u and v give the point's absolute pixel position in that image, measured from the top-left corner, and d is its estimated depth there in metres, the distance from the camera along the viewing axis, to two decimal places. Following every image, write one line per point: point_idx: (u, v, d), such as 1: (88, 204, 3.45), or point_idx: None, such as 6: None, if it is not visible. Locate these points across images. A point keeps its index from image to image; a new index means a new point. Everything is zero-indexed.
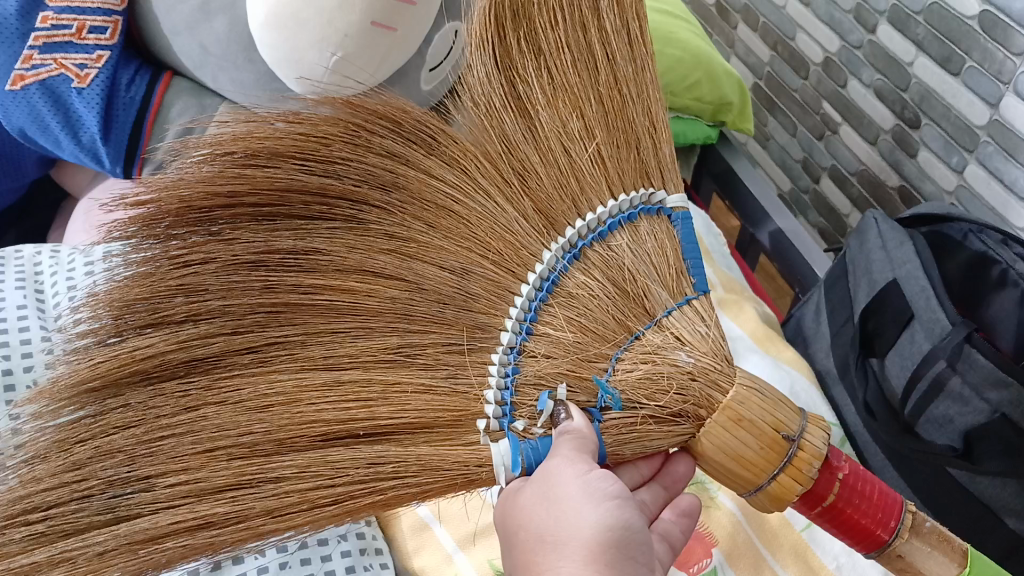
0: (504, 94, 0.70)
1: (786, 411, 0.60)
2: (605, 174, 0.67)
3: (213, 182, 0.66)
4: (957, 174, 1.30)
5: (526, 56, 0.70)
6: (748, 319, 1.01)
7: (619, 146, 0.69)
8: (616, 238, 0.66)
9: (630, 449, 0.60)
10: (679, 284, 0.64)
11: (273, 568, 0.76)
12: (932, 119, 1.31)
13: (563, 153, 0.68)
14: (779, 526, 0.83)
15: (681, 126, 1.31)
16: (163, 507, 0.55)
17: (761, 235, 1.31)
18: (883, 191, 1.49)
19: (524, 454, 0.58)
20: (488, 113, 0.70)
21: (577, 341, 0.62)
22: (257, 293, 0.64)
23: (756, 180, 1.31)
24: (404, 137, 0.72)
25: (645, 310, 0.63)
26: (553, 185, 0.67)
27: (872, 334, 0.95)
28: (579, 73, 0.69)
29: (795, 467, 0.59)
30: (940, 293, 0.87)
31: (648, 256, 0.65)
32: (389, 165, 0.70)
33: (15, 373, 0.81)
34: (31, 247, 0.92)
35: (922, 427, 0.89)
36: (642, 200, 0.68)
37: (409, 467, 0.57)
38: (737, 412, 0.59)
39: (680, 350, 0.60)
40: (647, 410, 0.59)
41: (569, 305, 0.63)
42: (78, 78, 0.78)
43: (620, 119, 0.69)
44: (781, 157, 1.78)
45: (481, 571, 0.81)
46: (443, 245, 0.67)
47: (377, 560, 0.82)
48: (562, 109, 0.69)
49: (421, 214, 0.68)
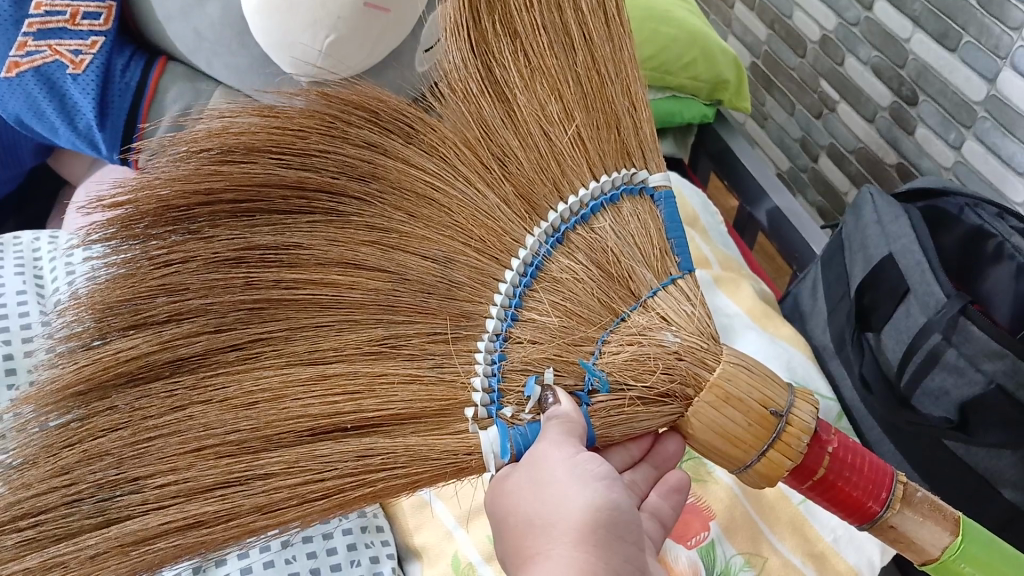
0: (480, 78, 0.70)
1: (775, 387, 0.60)
2: (586, 155, 0.68)
3: (190, 181, 0.67)
4: (954, 150, 1.30)
5: (503, 38, 0.70)
6: (744, 297, 1.00)
7: (599, 128, 0.69)
8: (599, 219, 0.66)
9: (619, 431, 0.61)
10: (662, 265, 0.65)
11: (274, 548, 0.78)
12: (929, 95, 1.31)
13: (543, 136, 0.68)
14: (776, 500, 0.85)
15: (678, 105, 1.30)
16: (151, 506, 0.55)
17: (756, 213, 1.30)
18: (881, 169, 1.49)
19: (512, 440, 0.58)
20: (467, 99, 0.70)
21: (561, 325, 0.62)
22: (239, 291, 0.64)
23: (752, 159, 1.32)
24: (381, 127, 0.72)
25: (631, 291, 0.63)
26: (533, 170, 0.68)
27: (868, 308, 0.95)
28: (558, 54, 0.69)
29: (785, 442, 0.59)
30: (935, 267, 0.87)
31: (632, 237, 0.65)
32: (367, 155, 0.70)
33: (17, 361, 0.81)
34: (28, 234, 0.93)
35: (917, 400, 0.89)
36: (625, 179, 0.68)
37: (398, 459, 0.58)
38: (725, 390, 0.59)
39: (666, 331, 0.61)
40: (634, 391, 0.60)
41: (554, 289, 0.64)
42: (72, 65, 0.78)
43: (600, 100, 0.69)
44: (779, 137, 1.78)
45: (478, 551, 0.81)
46: (425, 234, 0.67)
47: (378, 538, 0.83)
48: (544, 93, 0.69)
49: (403, 204, 0.69)
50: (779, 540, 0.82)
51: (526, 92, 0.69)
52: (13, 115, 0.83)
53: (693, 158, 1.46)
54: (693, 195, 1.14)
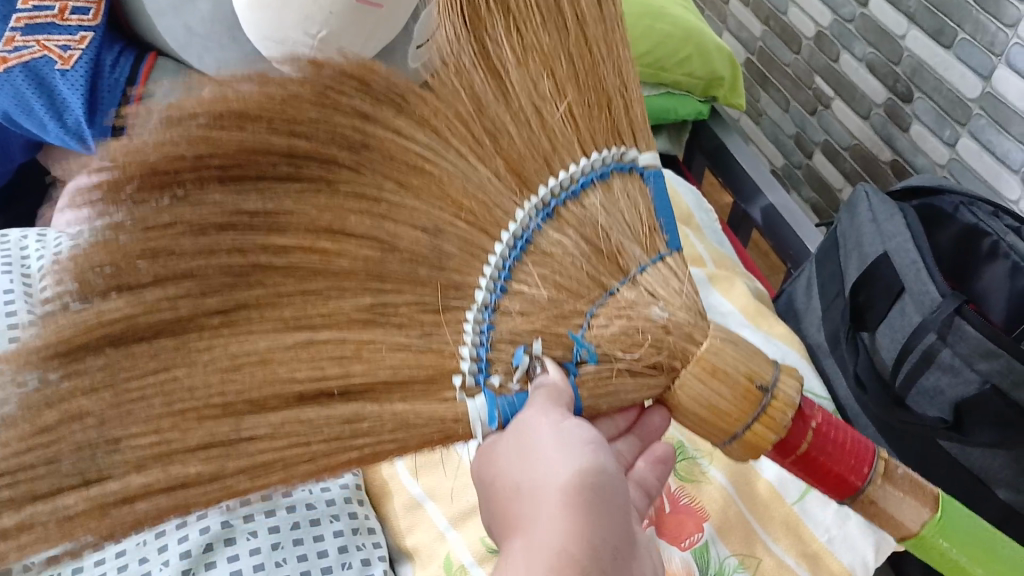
0: (472, 53, 0.60)
1: (760, 361, 0.55)
2: (577, 132, 0.59)
3: (180, 142, 0.52)
4: (949, 148, 1.29)
5: (496, 14, 0.60)
6: (738, 294, 0.99)
7: (592, 107, 0.60)
8: (590, 196, 0.58)
9: (606, 403, 0.55)
10: (651, 241, 0.58)
11: (265, 550, 0.75)
12: (924, 92, 1.31)
13: (534, 113, 0.59)
14: (769, 499, 0.84)
15: (673, 101, 1.29)
16: (133, 469, 0.48)
17: (751, 210, 1.30)
18: (876, 166, 1.48)
19: (501, 408, 0.53)
20: (458, 73, 0.60)
21: (552, 297, 0.55)
22: (224, 254, 0.53)
23: (747, 156, 1.31)
24: (373, 98, 0.58)
25: (619, 266, 0.56)
26: (528, 143, 0.58)
27: (863, 307, 0.94)
28: (550, 30, 0.60)
29: (771, 416, 0.54)
30: (930, 266, 0.87)
31: (623, 215, 0.57)
32: (359, 126, 0.57)
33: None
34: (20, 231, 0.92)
35: (912, 399, 0.89)
36: (615, 158, 0.60)
37: (385, 426, 0.51)
38: (712, 363, 0.53)
39: (653, 306, 0.54)
40: (623, 362, 0.54)
41: (544, 262, 0.56)
42: (60, 60, 0.79)
43: (592, 79, 0.61)
44: (773, 133, 1.77)
45: (471, 552, 0.80)
46: (415, 207, 0.57)
47: (371, 540, 0.82)
48: (540, 50, 0.61)
49: (390, 175, 0.57)
50: (771, 540, 0.81)
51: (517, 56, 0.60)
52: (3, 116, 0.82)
53: (687, 155, 1.45)
54: (687, 191, 1.13)
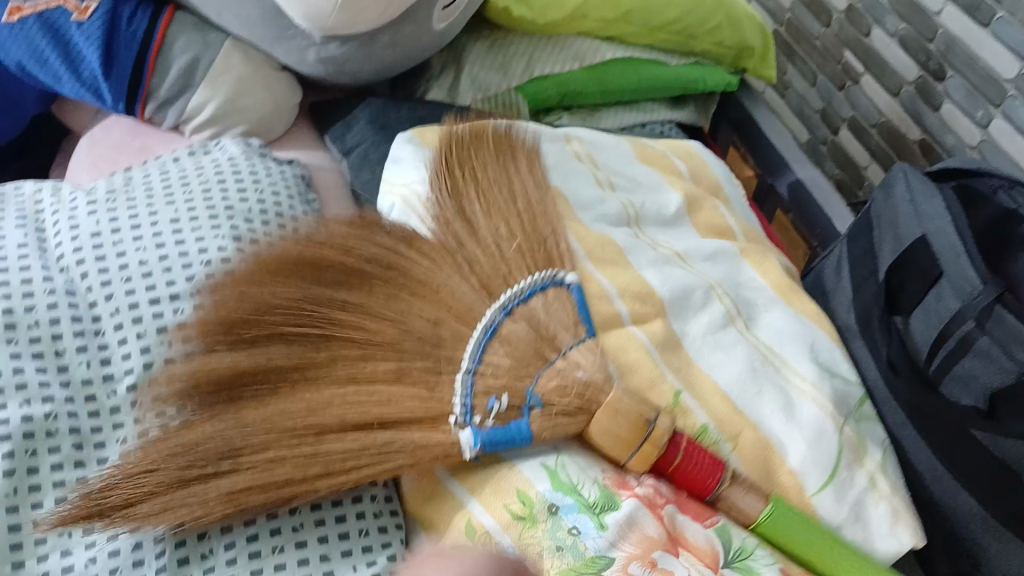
0: (451, 183, 0.88)
1: (644, 403, 0.71)
2: (526, 264, 0.82)
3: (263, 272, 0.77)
4: (981, 128, 1.36)
5: (476, 146, 0.93)
6: (770, 271, 0.96)
7: (536, 246, 0.84)
8: (532, 304, 0.80)
9: (547, 432, 0.71)
10: (574, 330, 0.78)
11: (289, 548, 0.67)
12: (957, 69, 1.38)
13: (497, 246, 0.84)
14: (792, 484, 0.77)
15: (702, 72, 1.26)
16: (241, 445, 0.67)
17: (779, 186, 1.26)
18: (903, 142, 1.54)
19: (484, 437, 0.69)
20: (448, 182, 0.88)
21: (511, 366, 0.74)
22: (285, 372, 0.73)
23: (777, 131, 1.28)
24: (390, 239, 0.84)
25: (548, 355, 0.75)
26: (489, 265, 0.82)
27: (897, 289, 0.93)
28: (503, 148, 0.94)
29: (649, 446, 0.70)
30: (971, 252, 0.86)
31: (558, 317, 0.79)
32: (383, 267, 0.82)
33: (13, 300, 0.72)
34: (30, 186, 0.88)
35: (943, 386, 0.86)
36: (546, 279, 0.82)
37: (396, 446, 0.69)
38: (612, 405, 0.71)
39: (578, 371, 0.74)
40: (557, 407, 0.71)
41: (505, 346, 0.75)
42: (79, 11, 0.95)
43: (534, 179, 0.92)
44: (799, 105, 1.83)
45: (495, 517, 0.68)
46: (416, 314, 0.78)
47: (391, 521, 0.72)
48: (499, 179, 0.91)
49: (397, 292, 0.80)
50: (813, 491, 0.76)
51: (475, 189, 0.89)
52: (35, 69, 0.98)
53: (714, 127, 1.42)
54: (717, 164, 1.11)
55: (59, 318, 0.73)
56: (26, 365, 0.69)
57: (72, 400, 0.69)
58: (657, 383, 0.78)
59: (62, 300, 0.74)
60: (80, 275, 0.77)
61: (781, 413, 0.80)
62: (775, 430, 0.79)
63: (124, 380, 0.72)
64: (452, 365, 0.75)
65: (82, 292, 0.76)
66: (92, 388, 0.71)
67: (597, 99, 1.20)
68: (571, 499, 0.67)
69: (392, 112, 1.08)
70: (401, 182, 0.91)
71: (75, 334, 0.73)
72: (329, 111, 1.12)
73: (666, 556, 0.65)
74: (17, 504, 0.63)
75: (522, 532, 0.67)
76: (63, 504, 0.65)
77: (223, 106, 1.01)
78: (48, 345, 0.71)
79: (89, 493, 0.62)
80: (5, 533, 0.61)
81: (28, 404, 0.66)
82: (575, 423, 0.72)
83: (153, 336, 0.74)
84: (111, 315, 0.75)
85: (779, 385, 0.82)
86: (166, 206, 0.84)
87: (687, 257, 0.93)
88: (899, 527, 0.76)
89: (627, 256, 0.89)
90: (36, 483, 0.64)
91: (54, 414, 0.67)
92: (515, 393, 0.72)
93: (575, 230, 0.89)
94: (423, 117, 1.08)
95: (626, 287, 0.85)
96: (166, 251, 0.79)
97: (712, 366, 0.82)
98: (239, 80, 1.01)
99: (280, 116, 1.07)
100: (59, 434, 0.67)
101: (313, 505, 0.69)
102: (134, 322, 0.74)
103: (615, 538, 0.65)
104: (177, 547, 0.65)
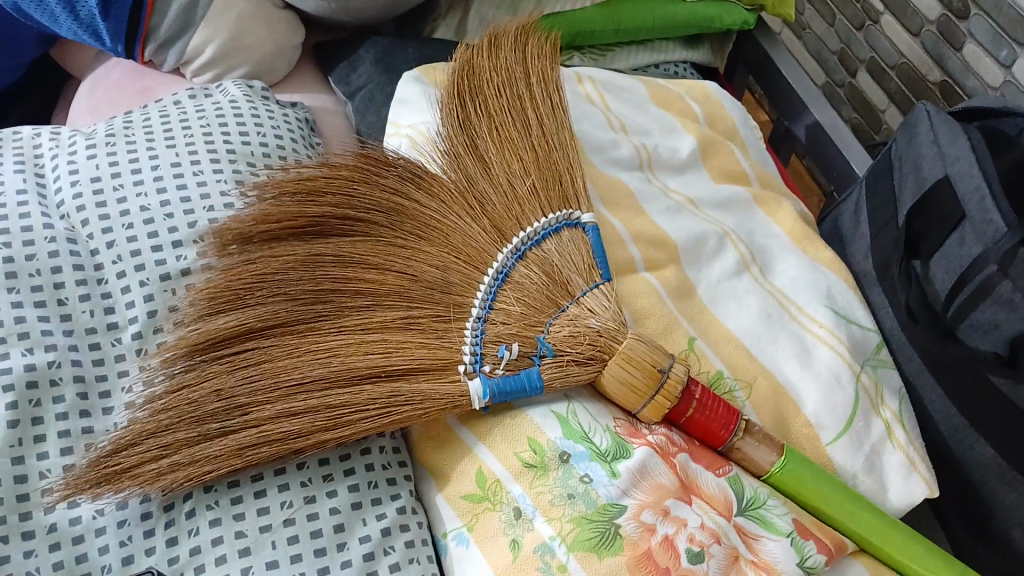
0: (464, 112, 0.86)
1: (660, 354, 0.70)
2: (540, 203, 0.80)
3: (268, 217, 0.77)
4: (1004, 69, 1.37)
5: (488, 75, 0.90)
6: (785, 217, 0.94)
7: (550, 182, 0.82)
8: (547, 245, 0.78)
9: (560, 382, 0.69)
10: (589, 273, 0.76)
11: (298, 504, 0.66)
12: (983, 9, 1.37)
13: (509, 184, 0.82)
14: (805, 432, 0.76)
15: (718, 9, 1.21)
16: (252, 403, 0.66)
17: (795, 129, 1.23)
18: (923, 86, 1.55)
19: (493, 388, 0.68)
20: (460, 116, 0.86)
21: (524, 313, 0.73)
22: (295, 323, 0.72)
23: (795, 71, 1.24)
24: (400, 183, 0.82)
25: (568, 291, 0.74)
26: (502, 205, 0.80)
27: (918, 235, 0.89)
28: (519, 71, 0.91)
29: (666, 391, 0.69)
30: (996, 194, 0.83)
31: (572, 257, 0.77)
32: (395, 212, 0.80)
33: (13, 248, 0.70)
34: (28, 130, 0.85)
35: (962, 332, 0.84)
36: (562, 219, 0.80)
37: (402, 396, 0.68)
38: (627, 353, 0.69)
39: (592, 318, 0.71)
40: (571, 355, 0.70)
41: (517, 290, 0.75)
42: None
43: (550, 105, 0.88)
44: (816, 49, 1.84)
45: (506, 466, 0.67)
46: (429, 256, 0.77)
47: (401, 472, 0.71)
48: (513, 109, 0.87)
49: (410, 238, 0.79)
50: (828, 441, 0.75)
51: (488, 124, 0.86)
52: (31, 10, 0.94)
53: (728, 69, 1.39)
54: (733, 105, 1.07)
55: (61, 266, 0.72)
56: (28, 314, 0.67)
57: (75, 349, 0.68)
58: (671, 329, 0.77)
59: (63, 247, 0.73)
60: (81, 222, 0.75)
61: (796, 360, 0.78)
62: (789, 377, 0.78)
63: (129, 329, 0.71)
64: (462, 311, 0.74)
65: (83, 239, 0.75)
66: (96, 337, 0.70)
67: (610, 38, 1.16)
68: (583, 447, 0.66)
69: (400, 51, 1.06)
70: (407, 124, 0.89)
71: (77, 282, 0.71)
72: (334, 52, 1.09)
73: (680, 505, 0.64)
74: (22, 454, 0.62)
75: (533, 481, 0.66)
76: (69, 452, 0.64)
77: (224, 46, 0.98)
78: (50, 293, 0.70)
79: (98, 459, 0.61)
80: (11, 483, 0.61)
81: (32, 352, 0.65)
82: (589, 372, 0.70)
83: (156, 285, 0.73)
84: (113, 263, 0.73)
85: (793, 332, 0.80)
86: (167, 149, 0.81)
87: (699, 204, 0.91)
88: (913, 478, 0.75)
89: (639, 201, 0.87)
90: (41, 432, 0.63)
91: (57, 362, 0.66)
92: (526, 341, 0.71)
93: (589, 175, 0.87)
94: (431, 56, 1.06)
95: (639, 233, 0.83)
96: (168, 197, 0.77)
97: (724, 315, 0.80)
98: (239, 18, 0.97)
99: (283, 57, 1.04)
100: (63, 383, 0.66)
101: (320, 459, 0.68)
102: (137, 270, 0.73)
103: (628, 486, 0.64)
104: (185, 501, 0.64)
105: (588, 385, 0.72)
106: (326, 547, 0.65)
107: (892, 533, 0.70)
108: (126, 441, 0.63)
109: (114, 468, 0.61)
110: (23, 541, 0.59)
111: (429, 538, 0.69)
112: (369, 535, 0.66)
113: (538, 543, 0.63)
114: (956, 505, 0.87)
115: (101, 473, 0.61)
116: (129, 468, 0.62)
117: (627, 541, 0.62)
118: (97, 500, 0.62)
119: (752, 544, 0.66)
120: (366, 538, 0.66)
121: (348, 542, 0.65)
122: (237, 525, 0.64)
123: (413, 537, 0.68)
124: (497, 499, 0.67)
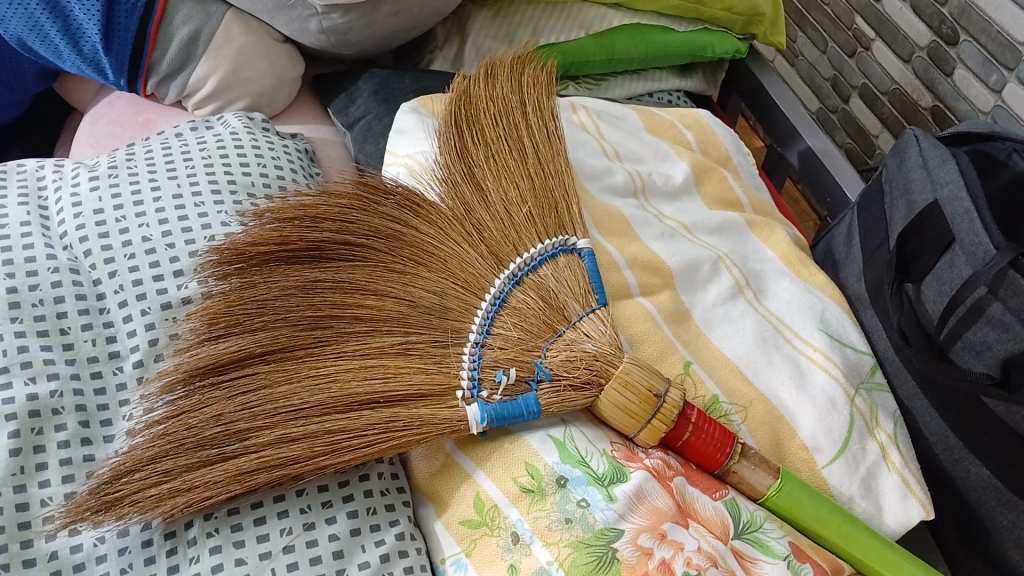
0: (461, 139, 0.88)
1: (657, 377, 0.71)
2: (536, 229, 0.81)
3: (264, 245, 0.78)
4: (994, 93, 1.39)
5: (484, 102, 0.92)
6: (779, 241, 0.95)
7: (546, 208, 0.83)
8: (542, 270, 0.79)
9: (557, 407, 0.70)
10: (584, 299, 0.77)
11: (298, 531, 0.66)
12: (971, 34, 1.39)
13: (504, 210, 0.83)
14: (802, 454, 0.76)
15: (709, 37, 1.23)
16: (249, 432, 0.67)
17: (789, 154, 1.25)
18: (915, 111, 1.57)
19: (491, 413, 0.69)
20: (458, 144, 0.88)
21: (520, 337, 0.74)
22: (292, 349, 0.73)
23: (787, 97, 1.26)
24: (397, 210, 0.83)
25: (564, 316, 0.75)
26: (499, 231, 0.81)
27: (910, 258, 0.90)
28: (514, 100, 0.93)
29: (663, 415, 0.70)
30: (986, 216, 0.84)
31: (568, 281, 0.78)
32: (391, 238, 0.82)
33: (17, 278, 0.71)
34: (32, 162, 0.87)
35: (955, 353, 0.85)
36: (558, 244, 0.81)
37: (401, 422, 0.68)
38: (623, 377, 0.70)
39: (587, 343, 0.72)
40: (567, 379, 0.70)
41: (515, 315, 0.76)
42: None
43: (546, 132, 0.90)
44: (810, 75, 1.87)
45: (504, 491, 0.68)
46: (426, 283, 0.78)
47: (400, 499, 0.72)
48: (508, 137, 0.89)
49: (406, 264, 0.80)
50: (824, 464, 0.76)
51: (485, 151, 0.88)
52: (33, 44, 0.96)
53: (722, 94, 1.41)
54: (726, 132, 1.09)
55: (63, 296, 0.72)
56: (32, 343, 0.68)
57: (77, 377, 0.69)
58: (667, 353, 0.78)
59: (66, 277, 0.74)
60: (83, 253, 0.77)
61: (792, 383, 0.79)
62: (785, 400, 0.78)
63: (130, 357, 0.72)
64: (460, 336, 0.74)
65: (85, 269, 0.76)
66: (97, 366, 0.71)
67: (604, 68, 1.18)
68: (580, 472, 0.67)
69: (397, 82, 1.08)
70: (405, 154, 0.90)
71: (80, 311, 0.72)
72: (332, 84, 1.11)
73: (677, 528, 0.64)
74: (24, 483, 0.62)
75: (530, 506, 0.66)
76: (70, 480, 0.64)
77: (224, 80, 0.99)
78: (52, 323, 0.70)
79: (99, 486, 0.62)
80: (12, 511, 0.61)
81: (34, 381, 0.66)
82: (586, 396, 0.71)
83: (157, 314, 0.74)
84: (115, 292, 0.74)
85: (788, 354, 0.81)
86: (168, 180, 0.83)
87: (694, 229, 0.92)
88: (909, 499, 0.76)
89: (634, 227, 0.88)
90: (43, 461, 0.64)
91: (59, 392, 0.67)
92: (522, 367, 0.72)
93: (585, 201, 0.89)
94: (428, 86, 1.08)
95: (634, 258, 0.84)
96: (170, 227, 0.79)
97: (719, 338, 0.81)
98: (240, 52, 0.99)
99: (282, 89, 1.06)
100: (64, 411, 0.67)
101: (320, 486, 0.69)
102: (138, 299, 0.74)
103: (624, 510, 0.65)
104: (186, 529, 0.65)
105: (585, 409, 0.73)
106: (325, 572, 0.65)
107: (885, 553, 0.70)
108: (127, 468, 0.63)
109: (114, 495, 0.62)
110: (24, 569, 0.59)
111: (428, 564, 0.69)
112: (368, 561, 0.67)
113: (536, 568, 0.64)
114: (954, 525, 0.87)
115: (102, 500, 0.61)
116: (130, 495, 0.62)
117: (624, 565, 0.63)
118: (99, 527, 0.62)
119: (749, 568, 0.66)
120: (365, 564, 0.66)
121: (347, 567, 0.66)
122: (237, 553, 0.64)
123: (411, 563, 0.68)
124: (494, 524, 0.67)
